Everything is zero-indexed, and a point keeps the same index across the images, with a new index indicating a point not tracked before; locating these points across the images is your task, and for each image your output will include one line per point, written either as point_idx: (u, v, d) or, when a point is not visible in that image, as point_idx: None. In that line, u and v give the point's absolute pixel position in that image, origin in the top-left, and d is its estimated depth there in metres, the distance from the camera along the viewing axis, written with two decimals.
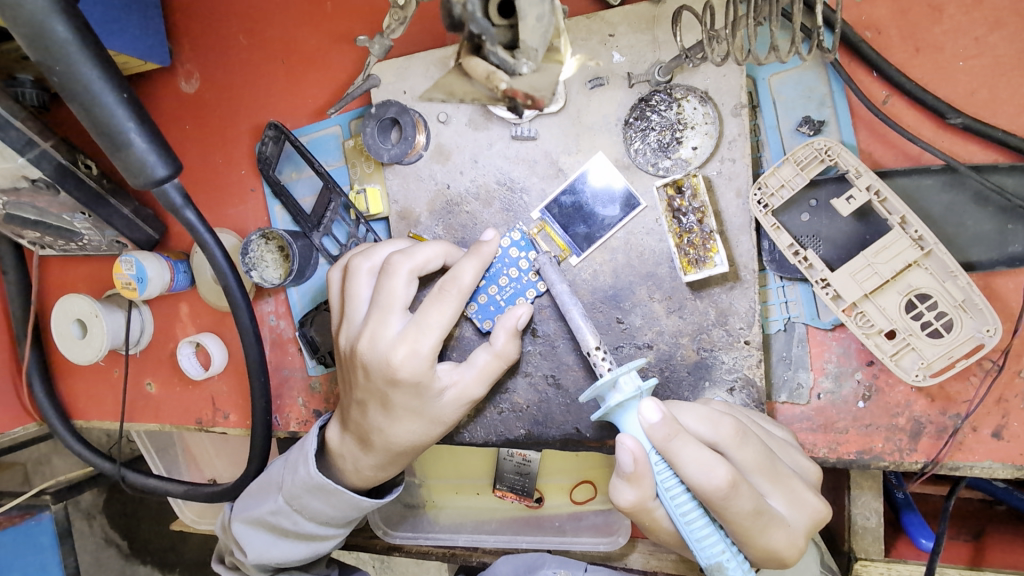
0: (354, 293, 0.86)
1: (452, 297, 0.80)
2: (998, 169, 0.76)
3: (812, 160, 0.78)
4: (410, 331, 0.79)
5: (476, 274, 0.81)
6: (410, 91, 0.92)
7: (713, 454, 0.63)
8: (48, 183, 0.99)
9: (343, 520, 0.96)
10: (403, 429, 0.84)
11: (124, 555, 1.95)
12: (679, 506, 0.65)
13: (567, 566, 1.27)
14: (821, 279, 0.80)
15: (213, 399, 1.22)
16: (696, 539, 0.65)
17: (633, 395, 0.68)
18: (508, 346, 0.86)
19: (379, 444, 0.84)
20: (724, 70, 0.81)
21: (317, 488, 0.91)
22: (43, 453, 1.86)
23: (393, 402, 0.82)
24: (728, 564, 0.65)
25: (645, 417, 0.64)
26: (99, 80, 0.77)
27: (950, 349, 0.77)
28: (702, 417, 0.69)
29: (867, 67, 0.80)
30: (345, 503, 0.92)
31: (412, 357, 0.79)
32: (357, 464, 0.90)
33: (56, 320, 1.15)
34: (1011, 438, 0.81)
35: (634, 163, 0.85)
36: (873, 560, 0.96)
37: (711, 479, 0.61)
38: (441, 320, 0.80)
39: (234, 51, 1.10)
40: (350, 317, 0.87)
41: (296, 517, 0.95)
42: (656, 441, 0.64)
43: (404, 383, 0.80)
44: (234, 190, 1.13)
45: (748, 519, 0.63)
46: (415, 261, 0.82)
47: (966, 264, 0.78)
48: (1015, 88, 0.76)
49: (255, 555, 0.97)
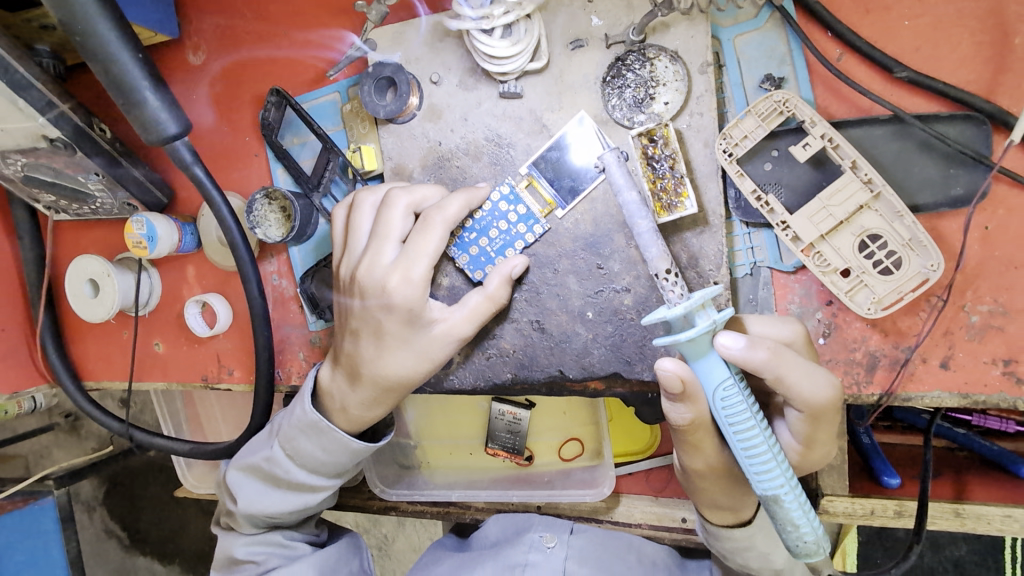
0: (356, 225, 0.94)
1: (436, 226, 0.87)
2: (940, 118, 0.83)
3: (771, 112, 0.85)
4: (403, 260, 0.88)
5: (461, 207, 0.88)
6: (404, 55, 0.99)
7: (819, 369, 0.76)
8: (66, 143, 1.06)
9: (333, 467, 1.00)
10: (392, 360, 0.91)
11: (123, 546, 2.06)
12: (744, 443, 0.75)
13: (554, 530, 1.29)
14: (781, 222, 0.87)
15: (218, 356, 1.28)
16: (757, 471, 0.75)
17: (707, 330, 0.73)
18: (500, 289, 0.93)
19: (369, 375, 0.91)
20: (692, 31, 0.88)
21: (313, 429, 0.96)
22: (44, 445, 2.07)
23: (384, 329, 0.89)
24: (785, 497, 0.74)
25: (726, 346, 0.75)
26: (116, 40, 0.86)
27: (900, 285, 0.84)
28: (777, 323, 0.83)
29: (822, 28, 0.87)
30: (338, 443, 0.97)
31: (405, 282, 0.87)
32: (345, 402, 0.96)
33: (69, 281, 1.22)
34: (958, 368, 0.87)
35: (612, 118, 0.92)
36: (838, 496, 1.04)
37: (820, 390, 0.76)
38: (428, 248, 0.87)
39: (239, 23, 1.17)
40: (351, 250, 0.94)
41: (289, 465, 0.98)
42: (758, 364, 0.74)
43: (397, 308, 0.88)
44: (239, 155, 1.20)
45: (810, 425, 0.80)
46: (411, 196, 0.90)
47: (912, 207, 0.85)
48: (953, 44, 0.84)
49: (247, 504, 1.00)
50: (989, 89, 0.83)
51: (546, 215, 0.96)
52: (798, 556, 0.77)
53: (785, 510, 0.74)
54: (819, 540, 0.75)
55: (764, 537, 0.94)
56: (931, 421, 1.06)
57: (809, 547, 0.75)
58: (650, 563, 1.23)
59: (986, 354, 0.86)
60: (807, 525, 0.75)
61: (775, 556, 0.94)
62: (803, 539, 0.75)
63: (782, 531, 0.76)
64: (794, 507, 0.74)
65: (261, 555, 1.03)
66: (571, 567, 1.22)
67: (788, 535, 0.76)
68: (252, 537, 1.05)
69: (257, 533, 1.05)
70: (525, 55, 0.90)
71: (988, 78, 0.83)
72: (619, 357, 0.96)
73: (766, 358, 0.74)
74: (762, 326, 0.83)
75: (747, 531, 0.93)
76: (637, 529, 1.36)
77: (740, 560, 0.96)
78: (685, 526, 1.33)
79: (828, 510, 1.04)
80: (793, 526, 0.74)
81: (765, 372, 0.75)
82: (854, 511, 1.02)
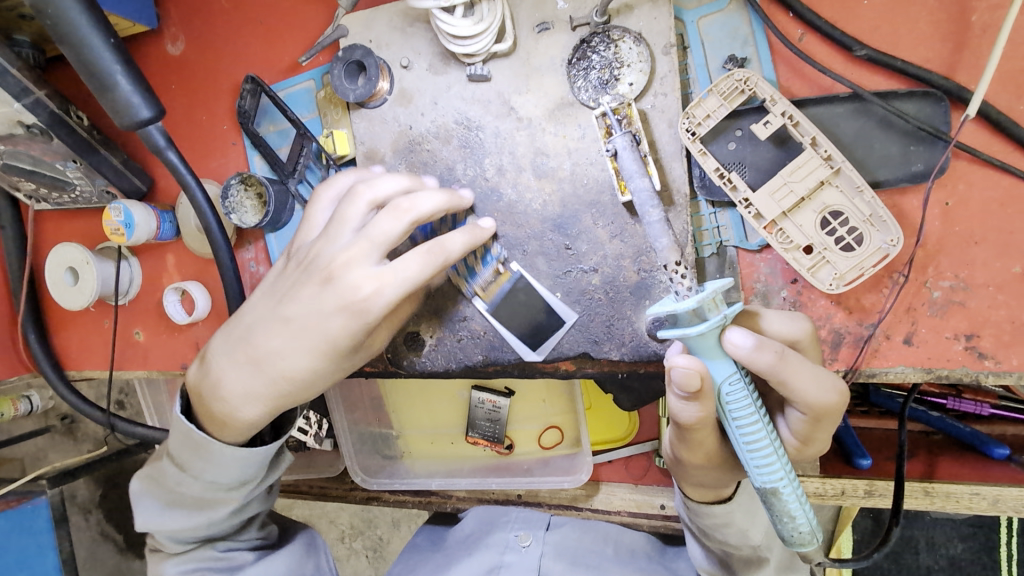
0: (343, 214, 0.82)
1: (436, 258, 0.79)
2: (899, 95, 0.84)
3: (733, 91, 0.86)
4: (384, 277, 0.77)
5: (465, 245, 0.83)
6: (375, 40, 1.01)
7: (824, 371, 0.71)
8: (43, 129, 1.08)
9: (227, 480, 0.88)
10: (303, 361, 0.82)
11: (119, 549, 2.08)
12: (747, 437, 0.71)
13: (529, 527, 1.32)
14: (744, 200, 0.87)
15: (197, 344, 1.29)
16: (758, 465, 0.71)
17: (718, 324, 0.66)
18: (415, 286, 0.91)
19: (281, 369, 0.82)
20: (655, 14, 0.89)
21: (190, 440, 0.86)
22: (39, 448, 2.08)
23: (328, 330, 0.79)
24: (785, 491, 0.70)
25: (736, 344, 0.68)
26: (87, 24, 0.87)
27: (861, 261, 0.85)
28: (787, 318, 0.77)
29: (783, 8, 0.89)
30: (214, 453, 0.85)
31: (377, 296, 0.78)
32: (229, 395, 0.84)
33: (50, 269, 1.23)
34: (921, 343, 0.88)
35: (578, 100, 0.93)
36: (810, 476, 1.07)
37: (826, 393, 0.71)
38: (414, 275, 0.78)
39: (216, 13, 1.18)
40: (330, 237, 0.81)
41: (179, 476, 0.88)
42: (766, 368, 0.68)
43: (358, 319, 0.79)
44: (217, 144, 1.21)
45: (810, 425, 0.75)
46: (418, 208, 0.79)
47: (873, 183, 0.86)
48: (911, 22, 0.85)
49: (146, 522, 0.92)
50: (949, 66, 0.84)
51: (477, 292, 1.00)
52: (791, 545, 0.75)
53: (783, 504, 0.71)
54: (814, 529, 0.73)
55: (742, 513, 0.93)
56: (904, 403, 1.05)
57: (804, 538, 0.73)
58: (628, 552, 1.23)
59: (949, 330, 0.87)
60: (803, 516, 0.72)
61: (753, 532, 0.94)
62: (799, 529, 0.72)
63: (777, 521, 0.73)
64: (792, 500, 0.71)
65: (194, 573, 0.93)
66: (547, 563, 1.24)
67: (783, 525, 0.73)
68: (183, 555, 0.95)
69: (188, 550, 0.95)
70: (490, 34, 0.91)
71: (948, 55, 0.84)
72: (587, 337, 0.97)
73: (776, 361, 0.68)
74: (770, 323, 0.76)
75: (726, 507, 0.91)
76: (616, 516, 1.36)
77: (720, 536, 0.95)
78: (665, 513, 1.32)
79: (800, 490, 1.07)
80: (789, 517, 0.71)
81: (770, 376, 0.69)
82: (824, 491, 1.05)
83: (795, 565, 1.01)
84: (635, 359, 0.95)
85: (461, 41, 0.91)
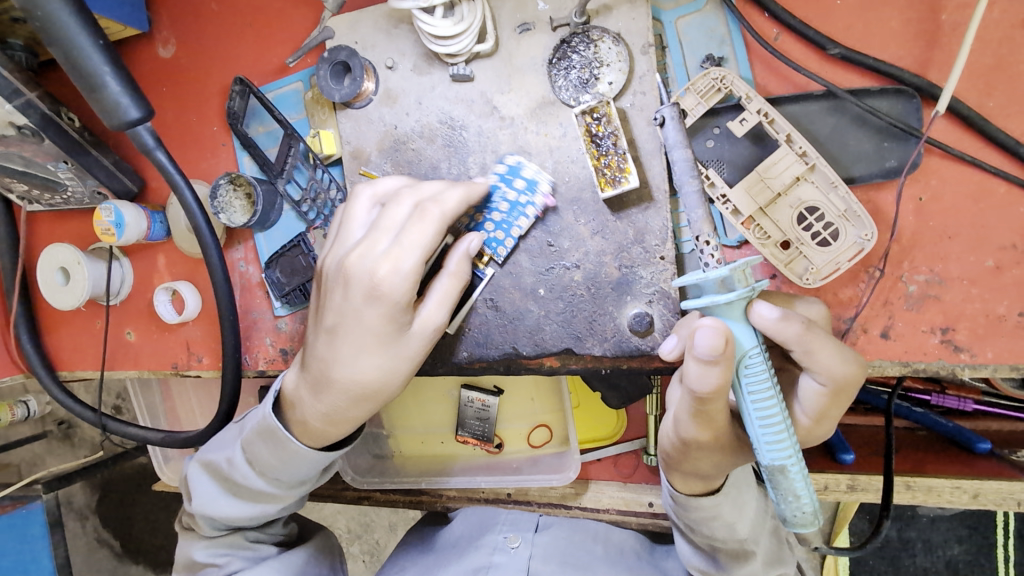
0: (352, 216, 0.89)
1: (434, 219, 0.82)
2: (872, 92, 0.86)
3: (710, 89, 0.87)
4: (395, 249, 0.81)
5: (460, 201, 0.85)
6: (360, 41, 1.02)
7: (842, 346, 0.72)
8: (34, 131, 1.09)
9: (293, 478, 0.94)
10: (367, 362, 0.84)
11: (116, 554, 2.08)
12: (761, 408, 0.70)
13: (517, 530, 1.32)
14: (721, 196, 0.88)
15: (188, 344, 1.30)
16: (768, 439, 0.70)
17: (745, 294, 0.68)
18: (461, 267, 0.89)
19: (341, 380, 0.84)
20: (633, 14, 0.91)
21: (271, 436, 0.90)
22: (36, 453, 2.10)
23: (366, 324, 0.82)
24: (791, 468, 0.70)
25: (761, 314, 0.70)
26: (76, 26, 0.89)
27: (837, 256, 0.86)
28: (805, 301, 0.78)
29: (758, 8, 0.90)
30: (293, 455, 0.90)
31: (394, 274, 0.80)
32: (307, 413, 0.88)
33: (41, 269, 1.25)
34: (897, 337, 0.89)
35: (559, 99, 0.95)
36: None
37: (844, 364, 0.71)
38: (423, 240, 0.81)
39: (206, 17, 1.20)
40: (343, 238, 0.89)
41: (247, 470, 0.93)
42: (790, 339, 0.70)
43: (382, 299, 0.81)
44: (207, 145, 1.23)
45: (826, 401, 0.74)
46: (419, 192, 0.86)
47: (848, 179, 0.87)
48: (883, 22, 0.87)
49: (201, 502, 0.97)
50: (921, 63, 0.86)
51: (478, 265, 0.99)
52: (790, 527, 0.73)
53: (789, 483, 0.70)
54: (816, 511, 0.71)
55: (730, 506, 0.93)
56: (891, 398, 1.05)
57: (806, 519, 0.71)
58: (616, 552, 1.25)
59: (925, 323, 0.88)
60: (807, 497, 0.70)
61: (741, 526, 0.94)
62: (801, 510, 0.71)
63: (780, 501, 0.72)
64: (798, 478, 0.70)
65: (222, 558, 0.98)
66: (535, 565, 1.23)
67: (786, 505, 0.71)
68: (212, 539, 1.00)
69: (218, 536, 1.00)
70: (471, 35, 0.93)
71: (919, 52, 0.86)
72: (570, 333, 0.98)
73: (800, 333, 0.69)
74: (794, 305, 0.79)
75: (714, 500, 0.91)
76: (606, 515, 1.38)
77: (707, 530, 0.95)
78: (652, 510, 1.34)
79: None
80: (794, 497, 0.70)
81: (793, 345, 0.70)
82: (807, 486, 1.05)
83: (781, 559, 1.02)
84: (617, 354, 0.96)
85: (443, 41, 0.93)
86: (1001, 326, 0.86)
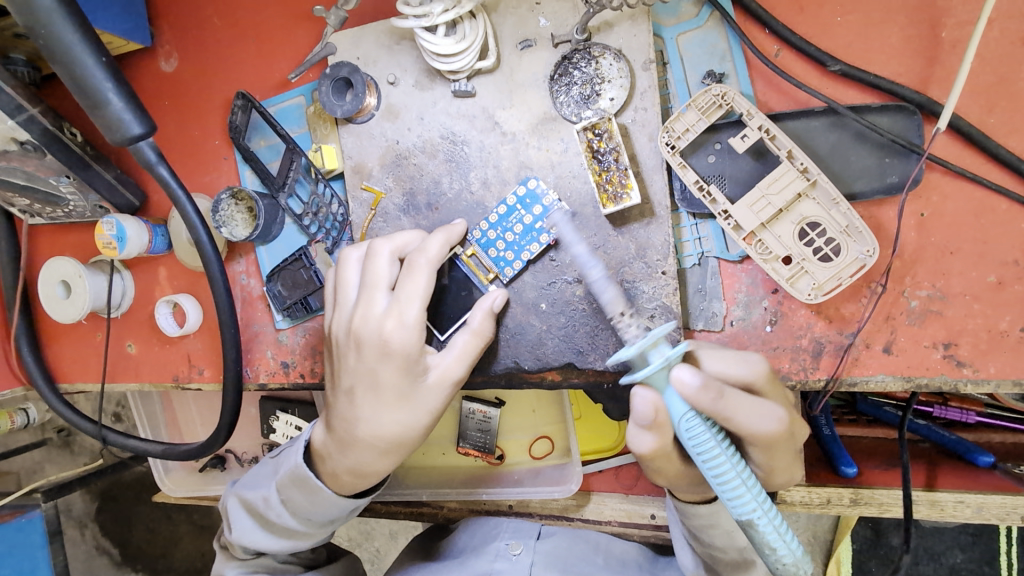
0: (344, 280, 0.94)
1: (422, 267, 0.87)
2: (873, 109, 0.87)
3: (711, 105, 0.87)
4: (396, 305, 0.86)
5: (441, 245, 0.89)
6: (362, 57, 1.03)
7: (765, 404, 0.73)
8: (36, 146, 1.10)
9: (324, 518, 0.95)
10: (390, 417, 0.87)
11: (115, 563, 2.07)
12: (713, 468, 0.71)
13: (519, 537, 1.31)
14: (723, 211, 0.88)
15: (189, 356, 1.30)
16: (729, 497, 0.70)
17: (659, 366, 0.69)
18: (484, 325, 0.91)
19: (366, 437, 0.87)
20: (635, 31, 0.91)
21: (301, 481, 0.92)
22: (36, 460, 2.10)
23: (382, 380, 0.86)
24: (760, 521, 0.70)
25: (682, 382, 0.69)
26: (80, 44, 0.89)
27: (840, 271, 0.86)
28: (736, 359, 0.77)
29: (759, 25, 0.91)
30: (325, 501, 0.92)
31: (400, 327, 0.85)
32: (337, 466, 0.91)
33: (42, 282, 1.25)
34: (900, 352, 0.89)
35: (560, 115, 0.96)
36: (794, 486, 1.06)
37: (766, 423, 0.72)
38: (418, 289, 0.86)
39: (209, 32, 1.21)
40: (341, 304, 0.93)
41: (281, 510, 0.95)
42: (709, 405, 0.70)
43: (394, 354, 0.85)
44: (209, 159, 1.23)
45: (765, 453, 0.77)
46: (395, 241, 0.91)
47: (850, 195, 0.88)
48: (884, 39, 0.87)
49: (239, 534, 0.98)
50: (921, 80, 0.86)
51: (486, 282, 0.99)
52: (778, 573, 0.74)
53: (762, 535, 0.70)
54: (797, 556, 0.72)
55: (727, 514, 0.92)
56: (904, 416, 1.05)
57: (789, 566, 0.72)
58: (617, 563, 1.25)
59: (927, 338, 0.88)
60: (783, 545, 0.71)
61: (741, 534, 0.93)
62: (782, 558, 0.72)
63: (759, 551, 0.73)
64: (768, 530, 0.70)
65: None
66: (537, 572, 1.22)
67: (766, 555, 0.72)
68: (245, 560, 1.01)
69: (248, 559, 1.01)
70: (472, 52, 0.93)
71: (919, 70, 0.86)
72: (572, 347, 0.98)
73: (717, 400, 0.70)
74: (723, 361, 0.77)
75: (710, 507, 0.91)
76: (607, 526, 1.37)
77: (707, 538, 0.95)
78: (654, 522, 1.33)
79: (787, 500, 1.07)
80: (770, 548, 0.71)
81: (713, 413, 0.71)
82: (810, 500, 1.06)
83: None
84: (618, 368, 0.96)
85: (444, 57, 0.93)
86: (1004, 342, 0.86)
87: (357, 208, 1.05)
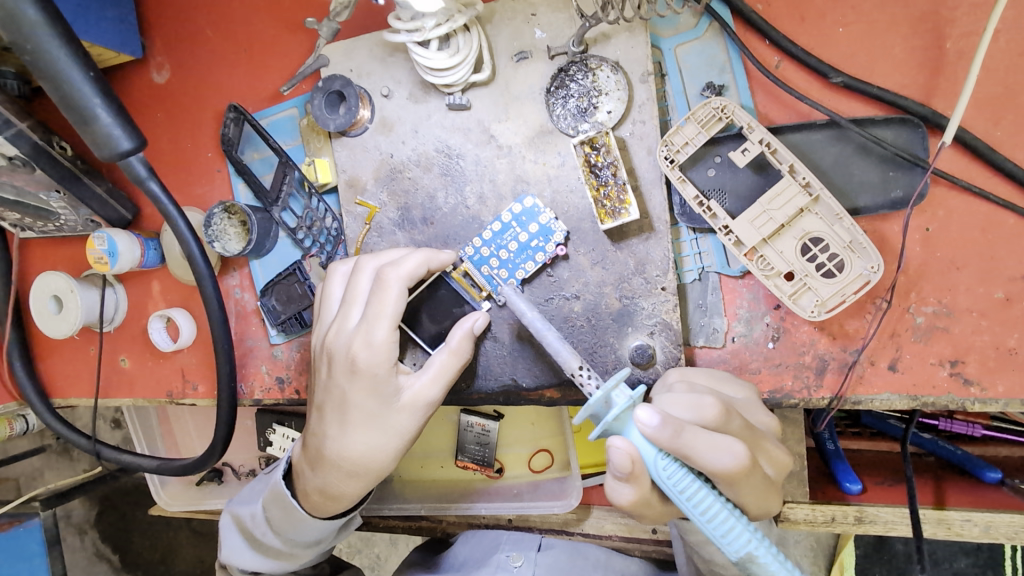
0: (327, 295, 0.93)
1: (392, 285, 0.83)
2: (876, 122, 0.84)
3: (710, 118, 0.85)
4: (364, 324, 0.83)
5: (419, 264, 0.84)
6: (355, 69, 1.01)
7: (723, 439, 0.69)
8: (25, 160, 1.09)
9: (306, 538, 0.94)
10: (358, 438, 0.85)
11: (115, 570, 2.06)
12: (698, 506, 0.70)
13: (520, 548, 1.29)
14: (724, 226, 0.86)
15: (183, 370, 1.28)
16: (721, 533, 0.69)
17: (625, 407, 0.71)
18: (463, 344, 0.87)
19: (333, 457, 0.86)
20: (632, 42, 0.90)
21: (281, 500, 0.92)
22: (35, 467, 2.08)
23: (351, 399, 0.85)
24: (759, 553, 0.68)
25: (642, 421, 0.68)
26: (66, 58, 0.87)
27: (843, 287, 0.84)
28: (686, 402, 0.74)
29: (759, 36, 0.89)
30: (302, 520, 0.92)
31: (366, 346, 0.83)
32: (309, 484, 0.90)
33: (34, 297, 1.23)
34: (905, 369, 0.87)
35: (557, 128, 0.94)
36: (799, 503, 1.04)
37: (727, 459, 0.68)
38: (387, 309, 0.83)
39: (201, 43, 1.19)
40: (323, 318, 0.93)
41: (265, 528, 0.95)
42: (670, 444, 0.68)
43: (361, 373, 0.83)
44: (202, 173, 1.21)
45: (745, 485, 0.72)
46: (379, 257, 0.88)
47: (854, 209, 0.85)
48: (887, 49, 0.85)
49: (228, 554, 0.98)
50: (926, 92, 0.84)
51: (479, 299, 0.97)
52: None
53: (765, 569, 0.68)
54: None
55: None
56: (907, 427, 1.02)
57: None
58: None
59: (933, 356, 0.86)
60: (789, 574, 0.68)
61: None
62: None
63: None
64: (769, 561, 0.68)
65: None
66: None
67: None
68: None
69: None
70: (466, 65, 0.91)
71: (924, 81, 0.84)
72: None
73: (676, 437, 0.67)
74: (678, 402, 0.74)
75: None
76: (607, 540, 1.38)
77: (707, 554, 0.92)
78: (656, 536, 1.33)
79: (789, 518, 1.04)
80: None
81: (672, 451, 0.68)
82: (813, 518, 1.03)
83: None
84: None
85: (436, 71, 0.91)
86: (1012, 360, 0.84)
87: (351, 223, 1.03)
